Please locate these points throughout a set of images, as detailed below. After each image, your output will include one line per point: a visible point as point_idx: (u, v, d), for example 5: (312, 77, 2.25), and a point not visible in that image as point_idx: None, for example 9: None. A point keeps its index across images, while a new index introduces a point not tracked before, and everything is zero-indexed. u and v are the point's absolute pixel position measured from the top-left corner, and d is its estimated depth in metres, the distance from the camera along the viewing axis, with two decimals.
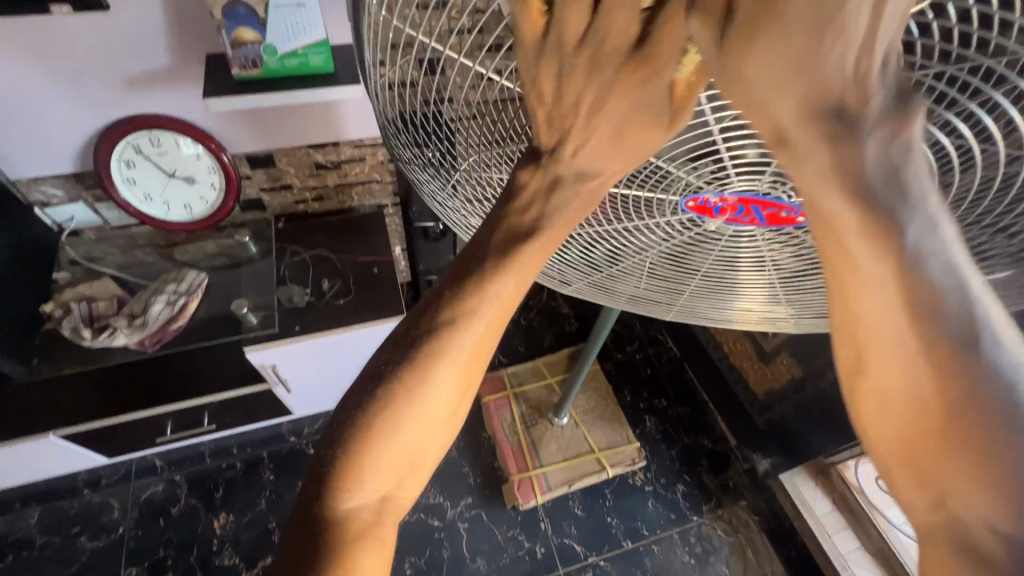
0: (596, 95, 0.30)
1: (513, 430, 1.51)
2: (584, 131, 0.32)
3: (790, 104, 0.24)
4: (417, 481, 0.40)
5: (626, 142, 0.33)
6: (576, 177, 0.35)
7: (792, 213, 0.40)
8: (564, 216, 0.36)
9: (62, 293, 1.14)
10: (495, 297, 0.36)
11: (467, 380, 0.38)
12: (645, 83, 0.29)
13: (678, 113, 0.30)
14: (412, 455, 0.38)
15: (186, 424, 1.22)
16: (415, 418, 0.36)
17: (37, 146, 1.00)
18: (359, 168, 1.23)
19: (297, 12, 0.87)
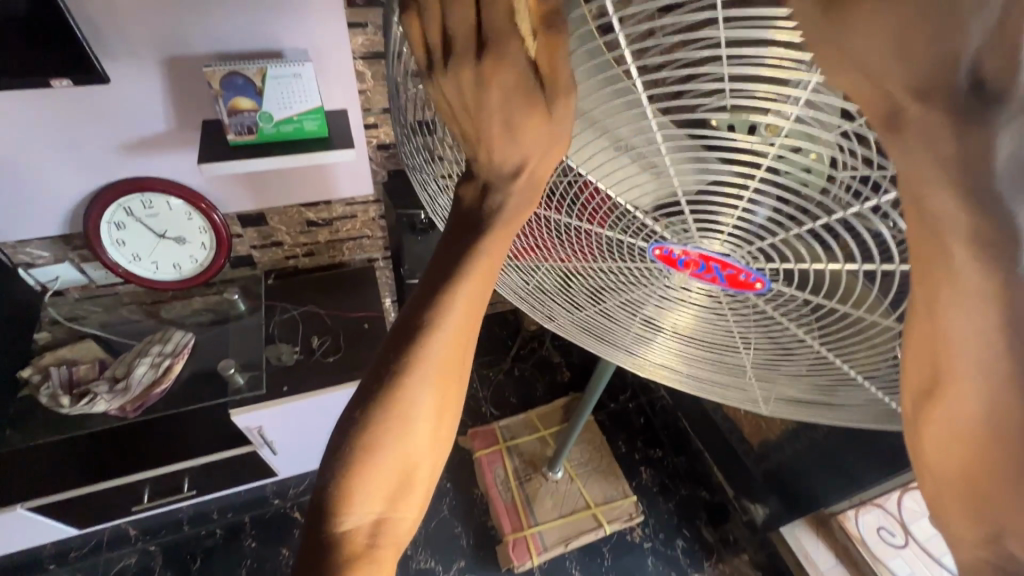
0: (484, 99, 0.37)
1: (506, 486, 1.47)
2: (489, 130, 0.39)
3: (908, 115, 0.24)
4: (411, 502, 0.45)
5: (527, 135, 0.38)
6: (504, 171, 0.40)
7: (748, 277, 0.46)
8: (498, 208, 0.41)
9: (42, 356, 1.11)
10: (452, 312, 0.43)
11: (449, 387, 0.45)
12: (503, 64, 0.35)
13: (555, 100, 0.36)
14: (406, 464, 0.44)
15: (164, 491, 1.17)
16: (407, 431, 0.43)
17: (26, 210, 0.99)
18: (350, 225, 1.25)
19: (293, 82, 0.90)
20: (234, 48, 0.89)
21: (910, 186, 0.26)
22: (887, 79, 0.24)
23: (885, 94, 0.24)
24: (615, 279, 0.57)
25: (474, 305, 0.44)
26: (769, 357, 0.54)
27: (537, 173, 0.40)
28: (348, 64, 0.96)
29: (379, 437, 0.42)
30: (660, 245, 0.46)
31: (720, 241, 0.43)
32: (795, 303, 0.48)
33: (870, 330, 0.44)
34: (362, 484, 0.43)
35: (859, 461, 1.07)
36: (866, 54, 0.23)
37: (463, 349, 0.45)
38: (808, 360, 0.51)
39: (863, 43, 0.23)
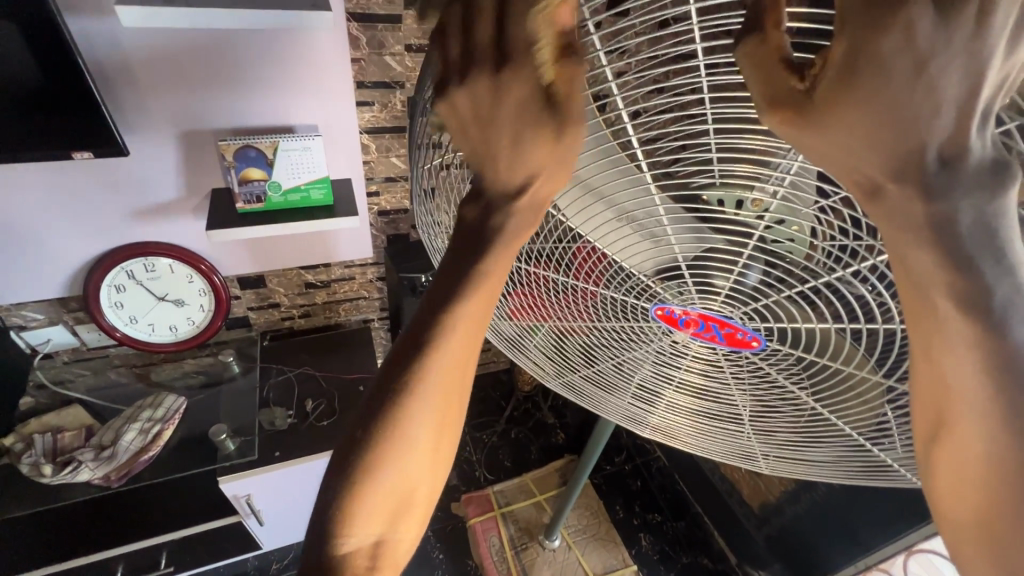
0: (488, 110, 0.33)
1: (501, 557, 1.41)
2: (492, 152, 0.34)
3: (886, 186, 0.27)
4: (412, 523, 0.41)
5: (536, 156, 0.33)
6: (519, 186, 0.35)
7: (745, 335, 0.48)
8: (515, 222, 0.36)
9: (27, 423, 1.07)
10: (456, 329, 0.38)
11: (448, 413, 0.40)
12: (523, 74, 0.31)
13: (568, 112, 0.31)
14: (407, 496, 0.40)
15: (140, 567, 1.10)
16: (403, 456, 0.39)
17: (28, 273, 1.00)
18: (348, 286, 1.28)
19: (302, 154, 0.96)
20: (248, 123, 0.95)
21: (896, 240, 0.29)
22: (865, 169, 0.27)
23: (865, 180, 0.27)
24: (613, 339, 0.60)
25: (475, 330, 0.39)
26: (765, 414, 0.56)
27: (539, 197, 0.35)
28: (355, 138, 1.02)
29: (382, 454, 0.38)
30: (661, 305, 0.49)
31: (718, 301, 0.46)
32: (784, 358, 0.51)
33: (858, 383, 0.47)
34: (367, 500, 0.39)
35: (864, 523, 1.06)
36: (845, 151, 0.27)
37: (465, 369, 0.40)
38: (802, 415, 0.53)
39: (839, 145, 0.27)
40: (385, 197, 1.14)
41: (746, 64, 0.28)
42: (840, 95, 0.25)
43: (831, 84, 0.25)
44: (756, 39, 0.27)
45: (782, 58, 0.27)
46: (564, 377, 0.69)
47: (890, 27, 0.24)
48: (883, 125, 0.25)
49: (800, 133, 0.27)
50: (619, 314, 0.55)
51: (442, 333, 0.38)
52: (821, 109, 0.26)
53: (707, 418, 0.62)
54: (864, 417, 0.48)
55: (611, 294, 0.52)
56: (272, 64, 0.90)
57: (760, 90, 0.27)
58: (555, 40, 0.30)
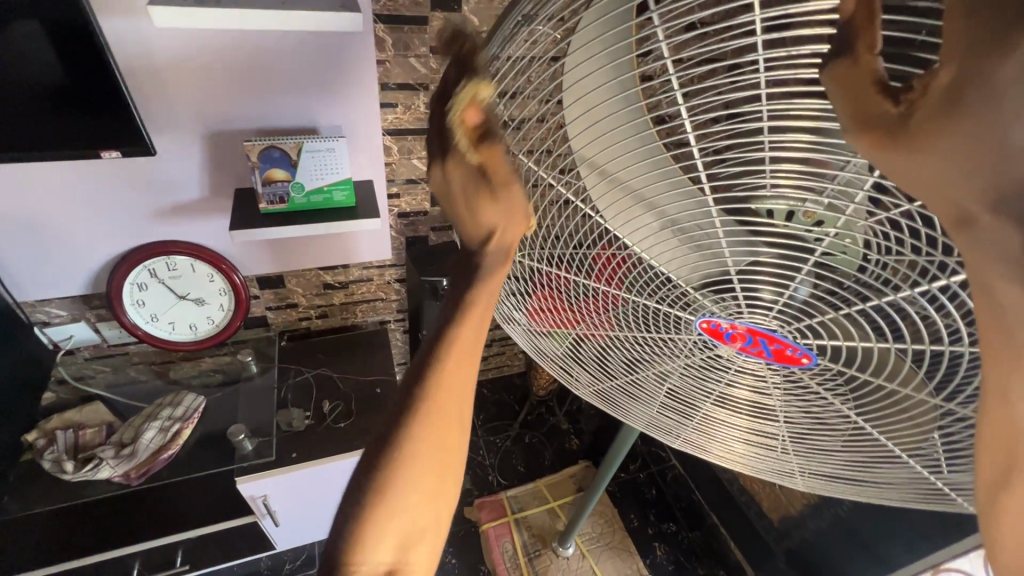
0: (456, 193, 0.37)
1: (514, 564, 1.39)
2: (467, 221, 0.38)
3: (984, 213, 0.26)
4: (424, 553, 0.41)
5: (499, 214, 0.37)
6: (481, 243, 0.39)
7: (795, 351, 0.46)
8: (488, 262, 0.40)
9: (49, 419, 1.08)
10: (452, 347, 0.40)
11: (449, 435, 0.41)
12: (460, 165, 0.35)
13: (503, 186, 0.36)
14: (411, 531, 0.40)
15: (156, 565, 1.10)
16: (409, 471, 0.39)
17: (53, 270, 1.01)
18: (365, 287, 1.27)
19: (327, 156, 0.96)
20: (273, 124, 0.95)
21: (983, 272, 0.28)
22: (954, 200, 0.27)
23: (954, 207, 0.27)
24: (643, 349, 0.59)
25: (467, 355, 0.41)
26: (808, 430, 0.55)
27: (507, 244, 0.39)
28: (378, 140, 1.02)
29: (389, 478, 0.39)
30: (708, 319, 0.47)
31: (768, 316, 0.45)
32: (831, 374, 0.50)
33: (909, 405, 0.46)
34: (374, 529, 0.39)
35: (891, 543, 1.04)
36: (934, 179, 0.27)
37: (465, 378, 0.41)
38: (846, 432, 0.52)
39: (933, 169, 0.26)
40: (405, 199, 1.13)
41: (831, 87, 0.28)
42: (933, 122, 0.25)
43: (934, 110, 0.25)
44: (845, 60, 0.27)
45: (877, 78, 0.27)
46: (593, 386, 0.68)
47: (1008, 58, 0.23)
48: (987, 158, 0.24)
49: (886, 155, 0.27)
50: (651, 324, 0.54)
51: (441, 355, 0.40)
52: (914, 134, 0.26)
53: (742, 433, 0.61)
54: (909, 437, 0.47)
55: (643, 301, 0.51)
56: (301, 63, 0.89)
57: (848, 110, 0.28)
58: (466, 131, 0.34)
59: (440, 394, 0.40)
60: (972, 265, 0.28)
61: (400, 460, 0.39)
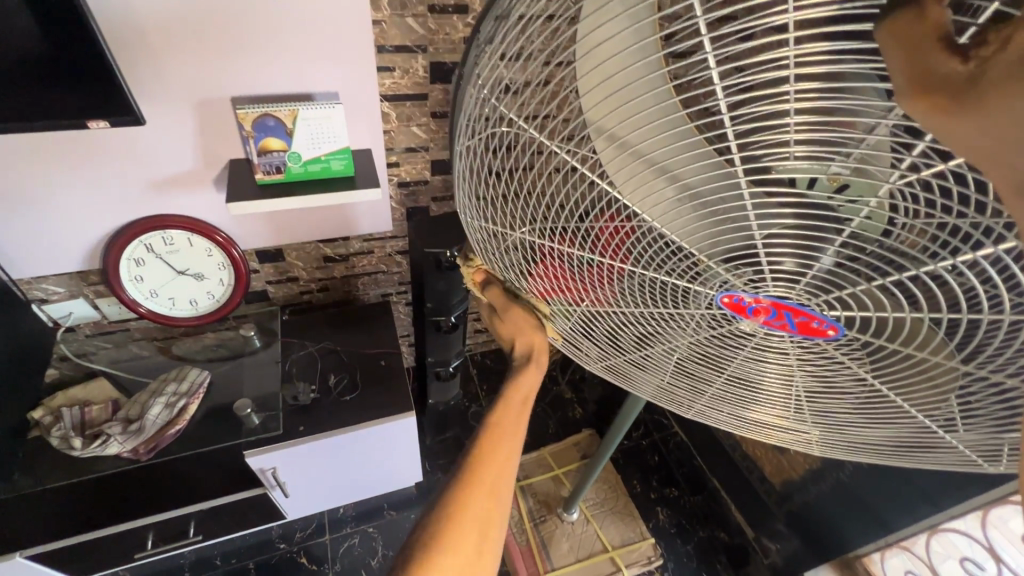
0: (487, 313, 0.71)
1: (520, 529, 1.42)
2: (498, 327, 0.70)
3: None
4: (482, 557, 0.55)
5: (523, 319, 0.66)
6: (512, 336, 0.67)
7: (821, 324, 0.45)
8: (526, 348, 0.66)
9: (54, 396, 1.08)
10: (514, 397, 0.66)
11: (508, 459, 0.61)
12: (484, 301, 0.72)
13: (517, 310, 0.67)
14: (477, 526, 0.56)
15: (170, 535, 1.12)
16: (479, 485, 0.58)
17: (47, 248, 0.98)
18: (366, 260, 1.26)
19: (324, 123, 0.92)
20: (265, 90, 0.90)
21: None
22: (1018, 166, 0.25)
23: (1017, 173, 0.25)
24: (655, 324, 0.57)
25: (519, 409, 0.65)
26: (823, 398, 0.54)
27: (530, 336, 0.66)
28: (375, 106, 0.98)
29: (470, 478, 0.58)
30: (729, 293, 0.46)
31: (795, 290, 0.43)
32: (856, 347, 0.48)
33: (934, 375, 0.45)
34: (454, 518, 0.55)
35: (891, 506, 1.06)
36: (1001, 137, 0.25)
37: (518, 426, 0.64)
38: (864, 397, 0.52)
39: (1003, 135, 0.24)
40: (404, 168, 1.10)
41: (887, 40, 0.26)
42: (1004, 74, 0.23)
43: (1005, 67, 0.23)
44: (909, 10, 0.25)
45: (947, 34, 0.25)
46: (602, 362, 0.68)
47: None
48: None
49: (946, 119, 0.26)
50: (665, 298, 0.53)
51: (503, 403, 0.65)
52: (984, 94, 0.24)
53: (755, 403, 0.60)
54: (928, 401, 0.47)
55: (656, 275, 0.49)
56: (291, 24, 0.85)
57: (902, 72, 0.26)
58: (477, 283, 0.72)
59: (484, 461, 0.59)
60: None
61: (475, 468, 0.59)
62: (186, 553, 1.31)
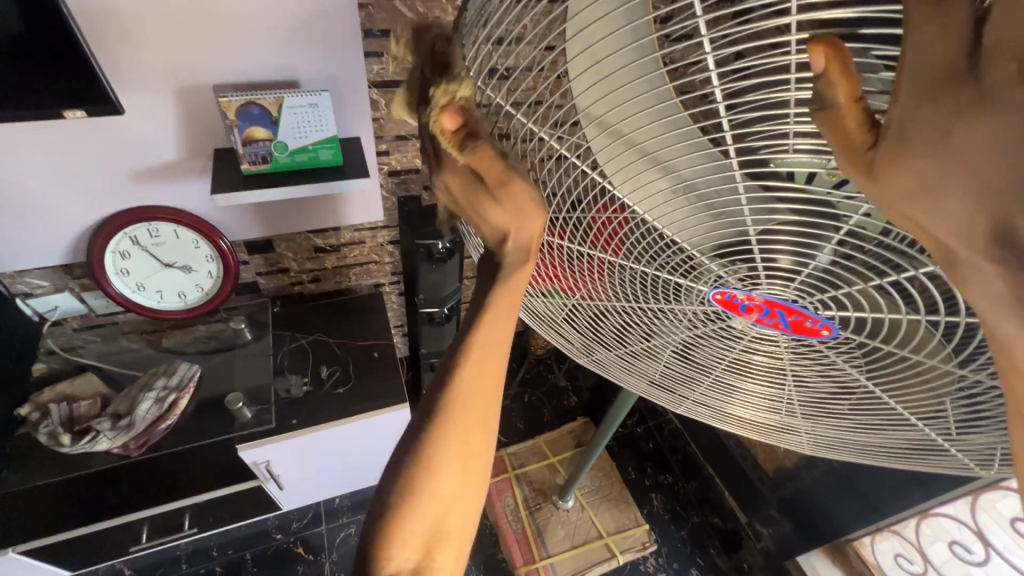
0: (456, 191, 0.41)
1: (515, 517, 1.43)
2: (477, 215, 0.41)
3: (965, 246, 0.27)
4: (451, 551, 0.43)
5: (520, 203, 0.40)
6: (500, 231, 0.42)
7: (815, 324, 0.44)
8: (521, 250, 0.42)
9: (41, 391, 1.06)
10: (486, 328, 0.44)
11: (479, 422, 0.44)
12: (458, 171, 0.39)
13: (508, 188, 0.39)
14: (441, 516, 0.42)
15: (165, 528, 1.12)
16: (439, 465, 0.42)
17: (29, 241, 0.96)
18: (358, 250, 1.24)
19: (309, 111, 0.89)
20: (249, 77, 0.88)
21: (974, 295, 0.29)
22: (931, 229, 0.29)
23: (945, 241, 0.28)
24: (649, 318, 0.56)
25: (496, 348, 0.45)
26: (815, 395, 0.54)
27: (529, 234, 0.42)
28: (363, 93, 0.95)
29: (426, 459, 0.42)
30: (722, 289, 0.45)
31: (789, 288, 0.42)
32: (851, 346, 0.48)
33: (929, 374, 0.44)
34: (410, 514, 0.41)
35: (882, 493, 1.07)
36: (922, 211, 0.28)
37: (491, 374, 0.45)
38: (857, 397, 0.51)
39: (920, 203, 0.28)
40: (395, 157, 1.07)
41: (821, 129, 0.30)
42: (893, 159, 0.27)
43: (907, 154, 0.27)
44: (826, 111, 0.29)
45: (864, 121, 0.28)
46: (594, 356, 0.67)
47: (956, 102, 0.24)
48: (970, 188, 0.26)
49: (870, 188, 0.30)
50: (659, 294, 0.51)
51: (466, 345, 0.44)
52: (894, 172, 0.28)
53: (748, 400, 0.60)
54: (923, 402, 0.46)
55: (650, 270, 0.48)
56: (274, 8, 0.82)
57: (837, 147, 0.29)
58: (449, 137, 0.38)
59: (450, 429, 0.43)
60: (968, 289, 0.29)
61: (435, 441, 0.42)
62: (182, 544, 1.31)
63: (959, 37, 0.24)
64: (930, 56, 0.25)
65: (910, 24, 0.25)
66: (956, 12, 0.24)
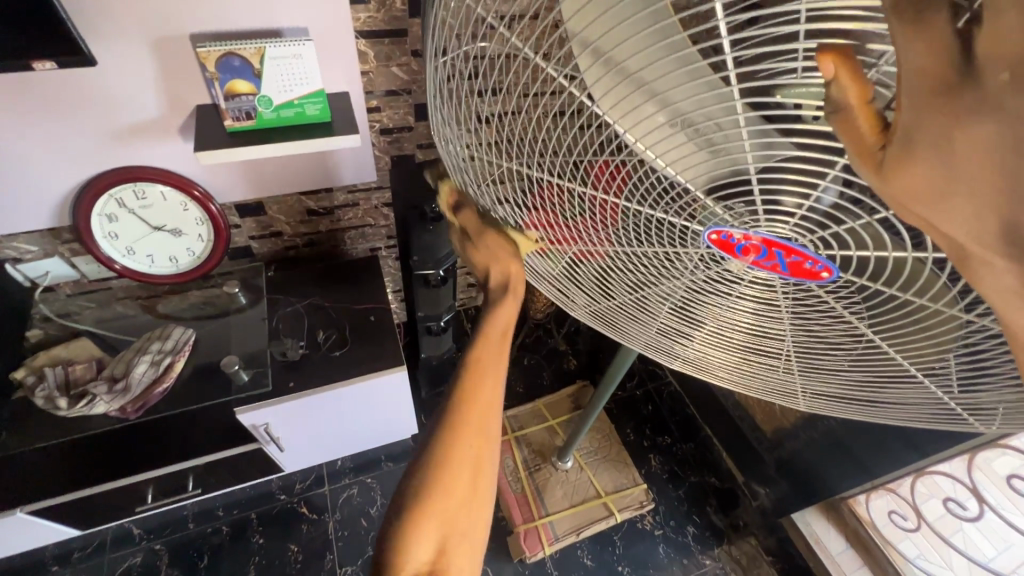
0: (458, 242, 0.66)
1: (515, 477, 1.45)
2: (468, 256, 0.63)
3: (984, 250, 0.28)
4: (463, 541, 0.55)
5: (496, 244, 0.59)
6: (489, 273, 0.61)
7: (814, 265, 0.42)
8: (495, 278, 0.60)
9: (36, 356, 1.06)
10: (483, 357, 0.59)
11: (478, 430, 0.57)
12: (464, 220, 0.61)
13: (487, 234, 0.59)
14: (453, 509, 0.54)
15: (169, 489, 1.14)
16: (451, 468, 0.55)
17: (12, 204, 0.94)
18: (352, 213, 1.21)
19: (293, 62, 0.85)
20: (229, 26, 0.83)
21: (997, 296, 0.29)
22: (942, 227, 0.29)
23: (958, 243, 0.29)
24: (645, 268, 0.54)
25: (491, 368, 0.59)
26: (811, 348, 0.53)
27: (501, 264, 0.59)
28: (351, 45, 0.90)
29: (440, 463, 0.55)
30: (718, 228, 0.43)
31: (788, 225, 0.40)
32: (848, 290, 0.46)
33: (933, 325, 0.43)
34: (429, 505, 0.53)
35: (878, 452, 1.07)
36: (932, 214, 0.29)
37: (486, 389, 0.58)
38: (857, 349, 0.50)
39: (932, 204, 0.28)
40: (387, 114, 1.03)
41: (836, 130, 0.30)
42: (899, 166, 0.28)
43: (912, 157, 0.27)
44: (838, 114, 0.29)
45: (872, 126, 0.28)
46: (588, 306, 0.66)
47: (955, 109, 0.25)
48: (977, 195, 0.26)
49: (884, 185, 0.30)
50: (655, 239, 0.49)
51: (469, 368, 0.59)
52: (902, 173, 0.28)
53: (743, 352, 0.59)
54: (929, 359, 0.45)
55: (646, 212, 0.46)
56: None
57: (848, 146, 0.30)
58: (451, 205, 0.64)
59: (459, 431, 0.56)
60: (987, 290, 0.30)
61: (444, 450, 0.55)
62: (189, 505, 1.34)
63: (950, 46, 0.25)
64: (921, 67, 0.25)
65: (896, 35, 0.26)
66: (940, 25, 0.25)
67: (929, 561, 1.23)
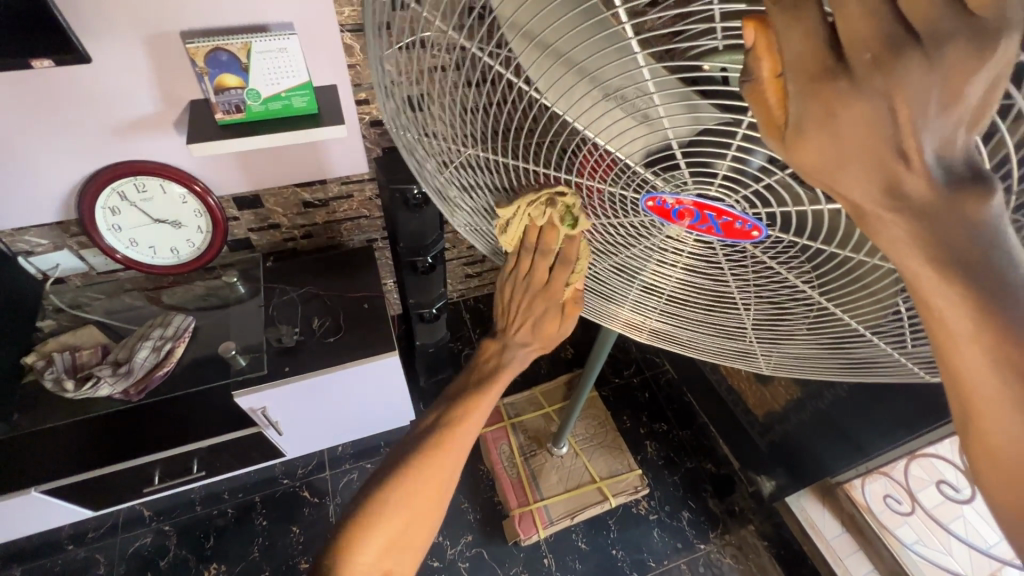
0: (529, 305, 0.64)
1: (511, 463, 1.48)
2: (521, 324, 0.67)
3: (880, 201, 0.30)
4: (410, 551, 0.62)
5: (543, 331, 0.67)
6: (517, 345, 0.70)
7: (744, 225, 0.44)
8: (513, 361, 0.72)
9: (45, 342, 1.12)
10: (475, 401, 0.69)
11: (449, 463, 0.65)
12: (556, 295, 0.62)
13: (568, 313, 0.65)
14: (408, 524, 0.62)
15: (174, 471, 1.19)
16: (409, 487, 0.62)
17: (22, 200, 0.99)
18: (347, 205, 1.25)
19: (279, 56, 0.88)
20: (217, 23, 0.87)
21: (893, 245, 0.32)
22: (840, 191, 0.31)
23: (854, 203, 0.32)
24: (608, 239, 0.56)
25: (480, 412, 0.69)
26: (769, 314, 0.55)
27: (536, 344, 0.70)
28: (335, 38, 0.93)
29: (398, 485, 0.62)
30: (652, 195, 0.44)
31: (714, 188, 0.42)
32: (791, 251, 0.48)
33: (869, 276, 0.44)
34: (383, 520, 0.61)
35: (866, 429, 1.07)
36: (831, 183, 0.31)
37: (473, 424, 0.68)
38: (811, 312, 0.51)
39: (828, 171, 0.31)
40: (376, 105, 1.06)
41: (749, 100, 0.32)
42: (797, 142, 0.30)
43: (812, 131, 0.29)
44: (752, 84, 0.31)
45: (774, 102, 0.30)
46: None
47: (833, 90, 0.28)
48: (865, 159, 0.29)
49: (790, 157, 0.31)
50: (614, 210, 0.50)
51: (458, 407, 0.68)
52: (800, 147, 0.30)
53: (705, 318, 0.61)
54: (876, 314, 0.46)
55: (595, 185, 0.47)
56: None
57: (760, 120, 0.32)
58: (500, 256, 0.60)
59: (440, 448, 0.65)
60: (886, 243, 0.33)
61: (409, 471, 0.63)
62: (196, 489, 1.39)
63: (820, 38, 0.27)
64: (801, 55, 0.28)
65: (779, 21, 0.28)
66: (811, 17, 0.27)
67: (926, 545, 1.24)
